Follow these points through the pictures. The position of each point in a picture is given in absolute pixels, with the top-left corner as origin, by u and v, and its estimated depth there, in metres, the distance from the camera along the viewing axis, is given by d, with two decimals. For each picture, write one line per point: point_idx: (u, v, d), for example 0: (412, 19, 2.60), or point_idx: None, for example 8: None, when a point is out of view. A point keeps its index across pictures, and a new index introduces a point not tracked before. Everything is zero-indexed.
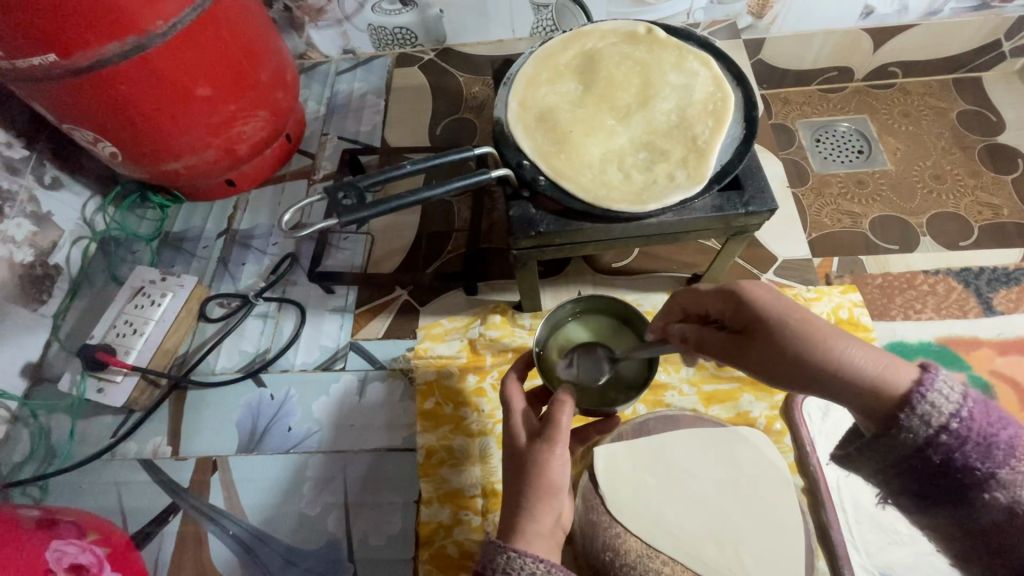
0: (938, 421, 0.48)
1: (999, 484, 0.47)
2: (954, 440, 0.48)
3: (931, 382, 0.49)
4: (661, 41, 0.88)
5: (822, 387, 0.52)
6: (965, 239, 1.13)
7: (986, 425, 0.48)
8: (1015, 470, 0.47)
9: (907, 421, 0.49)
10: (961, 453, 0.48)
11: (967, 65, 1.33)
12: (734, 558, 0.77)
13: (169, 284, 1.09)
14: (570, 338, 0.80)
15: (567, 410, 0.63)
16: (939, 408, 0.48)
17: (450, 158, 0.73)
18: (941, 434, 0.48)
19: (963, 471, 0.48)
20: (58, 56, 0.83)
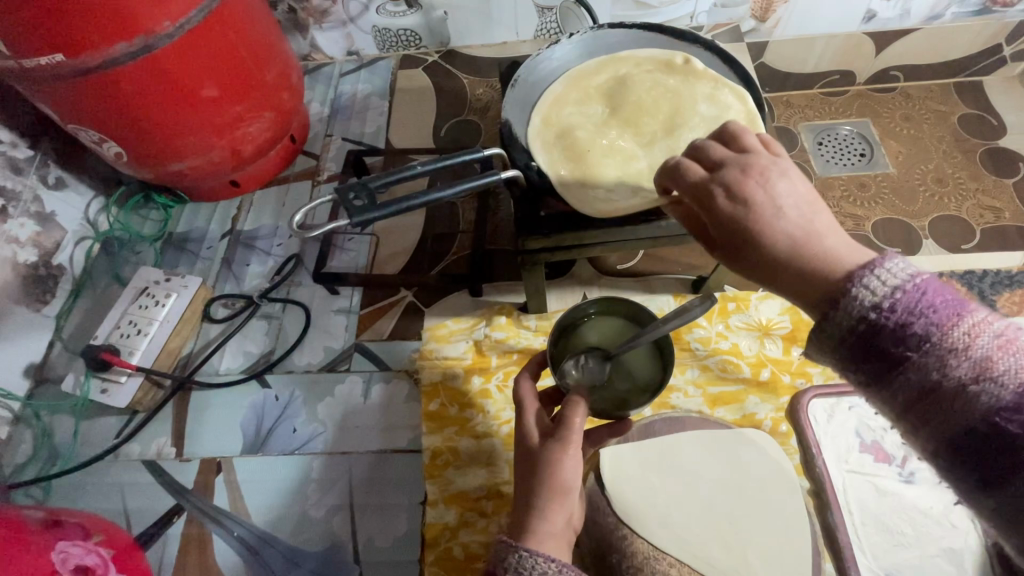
0: (874, 303, 0.40)
1: (916, 368, 0.38)
2: (866, 325, 0.40)
3: (880, 265, 0.41)
4: (698, 72, 0.85)
5: (780, 274, 0.46)
6: (968, 242, 1.13)
7: (929, 303, 0.39)
8: (945, 349, 0.38)
9: (851, 297, 0.41)
10: (897, 330, 0.39)
11: (968, 69, 1.33)
12: (741, 559, 0.77)
13: (173, 284, 1.09)
14: (583, 339, 0.80)
15: (581, 409, 0.62)
16: (878, 289, 0.40)
17: (460, 160, 0.74)
18: (872, 314, 0.40)
19: (883, 351, 0.39)
20: (66, 56, 0.83)
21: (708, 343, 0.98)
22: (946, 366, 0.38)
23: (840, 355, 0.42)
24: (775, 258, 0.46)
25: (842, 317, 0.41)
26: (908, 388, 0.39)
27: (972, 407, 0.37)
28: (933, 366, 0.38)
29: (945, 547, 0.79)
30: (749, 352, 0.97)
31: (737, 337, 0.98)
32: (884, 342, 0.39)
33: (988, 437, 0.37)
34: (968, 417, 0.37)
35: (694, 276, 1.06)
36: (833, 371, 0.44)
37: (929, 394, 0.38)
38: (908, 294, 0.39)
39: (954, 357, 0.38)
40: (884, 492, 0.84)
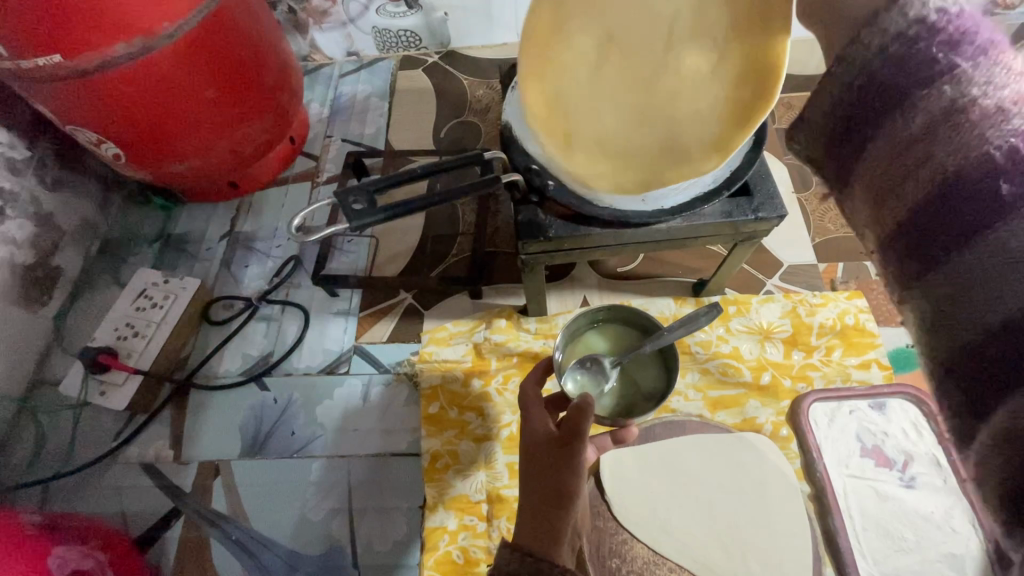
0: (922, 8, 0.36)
1: (949, 82, 0.35)
2: (921, 26, 0.36)
3: None
4: None
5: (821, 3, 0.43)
6: None
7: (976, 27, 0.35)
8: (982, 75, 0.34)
9: (899, 5, 0.37)
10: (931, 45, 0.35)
11: None
12: (742, 564, 0.77)
13: (171, 286, 1.10)
14: (588, 346, 0.80)
15: (588, 415, 0.61)
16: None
17: (459, 163, 0.73)
18: (918, 24, 0.36)
19: (912, 68, 0.36)
20: (64, 57, 0.83)
21: (709, 347, 0.97)
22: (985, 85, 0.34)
23: (863, 77, 0.38)
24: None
25: (888, 20, 0.37)
26: (926, 112, 0.35)
27: (988, 132, 0.33)
28: (960, 88, 0.34)
29: (945, 553, 0.79)
30: (750, 355, 0.96)
31: (738, 341, 0.97)
32: (924, 48, 0.35)
33: (987, 167, 0.33)
34: (970, 151, 0.34)
35: (693, 280, 1.06)
36: (841, 99, 0.39)
37: (942, 120, 0.35)
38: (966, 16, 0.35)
39: (983, 82, 0.34)
40: (885, 497, 0.83)
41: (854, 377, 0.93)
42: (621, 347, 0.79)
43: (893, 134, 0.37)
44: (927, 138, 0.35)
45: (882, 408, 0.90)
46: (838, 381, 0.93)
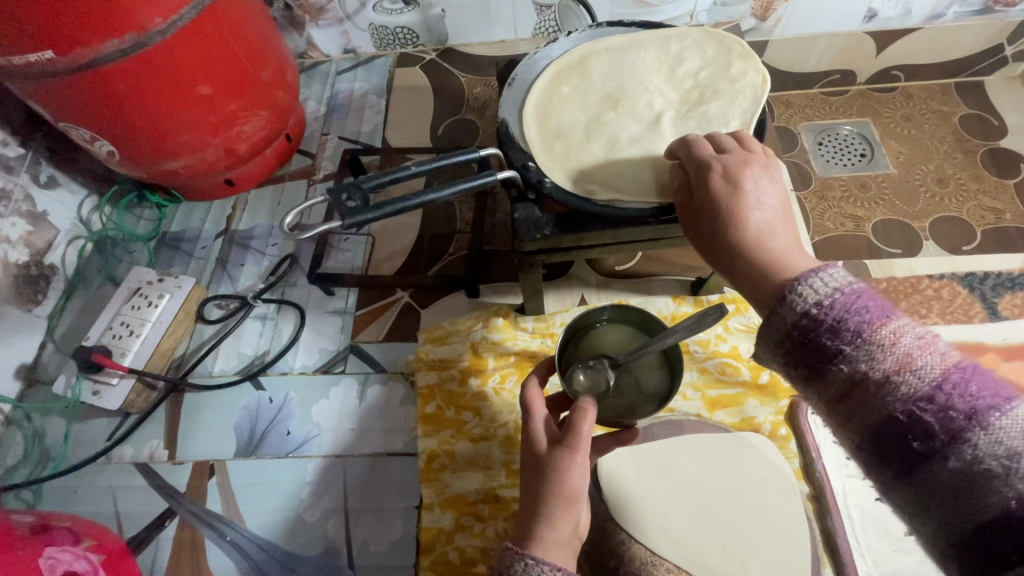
0: (811, 299, 0.46)
1: (847, 358, 0.44)
2: (811, 319, 0.45)
3: (821, 272, 0.47)
4: (674, 47, 0.85)
5: (736, 257, 0.55)
6: (968, 244, 1.12)
7: (856, 305, 0.44)
8: (870, 342, 0.43)
9: (788, 302, 0.47)
10: (821, 326, 0.45)
11: (969, 69, 1.32)
12: (741, 565, 0.76)
13: (166, 284, 1.08)
14: (592, 345, 0.79)
15: (588, 417, 0.61)
16: (815, 288, 0.46)
17: (456, 160, 0.72)
18: (810, 312, 0.46)
19: (819, 345, 0.45)
20: (56, 53, 0.82)
21: (708, 346, 0.97)
22: (873, 360, 0.43)
23: (785, 346, 0.47)
24: (741, 242, 0.54)
25: (786, 310, 0.47)
26: (839, 381, 0.44)
27: (890, 400, 0.42)
28: (861, 359, 0.43)
29: None
30: (749, 354, 0.95)
31: (737, 340, 0.97)
32: (819, 335, 0.45)
33: (907, 427, 0.41)
34: (887, 406, 0.42)
35: (692, 278, 1.05)
36: (780, 354, 0.48)
37: (857, 386, 0.43)
38: (845, 296, 0.45)
39: (878, 352, 0.43)
40: None
41: None
42: (625, 347, 0.78)
43: (828, 389, 0.45)
44: (855, 396, 0.44)
45: None
46: None
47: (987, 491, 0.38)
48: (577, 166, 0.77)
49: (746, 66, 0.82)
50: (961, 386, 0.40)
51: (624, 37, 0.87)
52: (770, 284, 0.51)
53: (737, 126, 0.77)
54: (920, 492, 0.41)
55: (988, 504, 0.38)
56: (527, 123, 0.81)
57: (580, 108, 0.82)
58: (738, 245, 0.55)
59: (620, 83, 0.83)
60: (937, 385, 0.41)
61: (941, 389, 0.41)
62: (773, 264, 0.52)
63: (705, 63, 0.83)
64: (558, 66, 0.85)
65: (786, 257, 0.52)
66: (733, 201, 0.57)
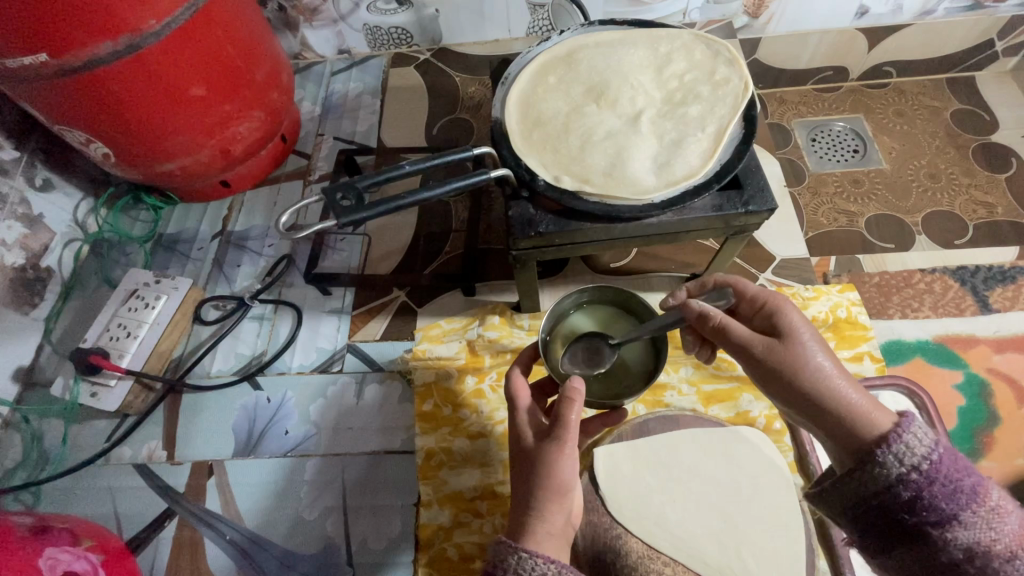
0: (910, 461, 0.52)
1: (964, 524, 0.51)
2: (924, 479, 0.51)
3: (909, 431, 0.53)
4: (665, 46, 0.86)
5: (808, 406, 0.57)
6: (961, 238, 1.13)
7: (953, 470, 0.52)
8: (977, 514, 0.51)
9: (881, 461, 0.53)
10: (929, 493, 0.51)
11: (961, 64, 1.33)
12: (735, 558, 0.77)
13: (163, 286, 1.08)
14: (575, 330, 0.80)
15: (574, 409, 0.61)
16: (913, 448, 0.52)
17: (448, 158, 0.72)
18: (911, 474, 0.52)
19: (931, 509, 0.51)
20: (50, 55, 0.82)
21: None
22: (988, 532, 0.51)
23: (878, 501, 0.53)
24: (813, 394, 0.56)
25: (886, 467, 0.53)
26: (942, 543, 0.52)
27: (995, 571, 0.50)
28: (972, 528, 0.51)
29: None
30: None
31: None
32: (924, 501, 0.51)
33: None
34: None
35: (686, 274, 1.06)
36: (862, 503, 0.55)
37: (973, 555, 0.51)
38: (945, 461, 0.52)
39: (983, 525, 0.51)
40: None
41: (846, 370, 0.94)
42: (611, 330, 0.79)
43: (923, 553, 0.53)
44: (957, 567, 0.51)
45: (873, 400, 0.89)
46: None
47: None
48: (550, 154, 0.78)
49: (731, 71, 0.82)
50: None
51: (617, 35, 0.88)
52: (860, 436, 0.54)
53: (713, 130, 0.77)
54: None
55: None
56: (509, 111, 0.82)
57: (563, 98, 0.83)
58: (812, 397, 0.56)
59: (606, 75, 0.84)
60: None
61: None
62: (854, 417, 0.55)
63: (691, 66, 0.84)
64: (546, 57, 0.86)
65: (863, 404, 0.55)
66: (798, 349, 0.57)
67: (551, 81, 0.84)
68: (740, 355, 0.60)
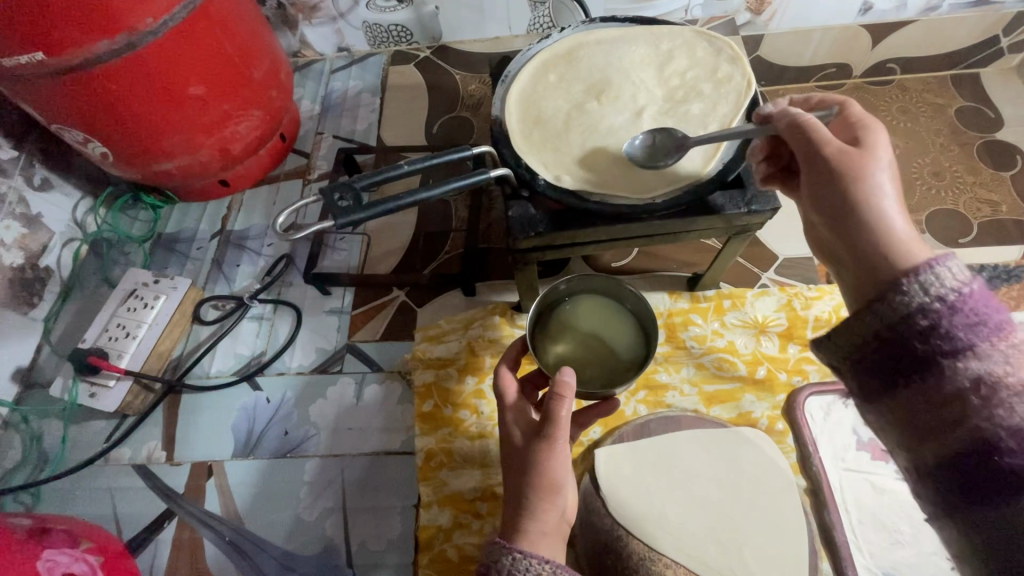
0: (937, 291, 0.43)
1: (977, 355, 0.40)
2: (943, 304, 0.42)
3: (940, 264, 0.44)
4: (667, 43, 0.85)
5: (857, 221, 0.53)
6: (965, 236, 1.12)
7: (982, 307, 0.42)
8: (999, 352, 0.40)
9: (903, 290, 0.44)
10: (949, 322, 0.42)
11: (965, 61, 1.32)
12: (738, 560, 0.76)
13: (162, 286, 1.08)
14: (563, 319, 0.78)
15: (562, 407, 0.60)
16: (942, 280, 0.43)
17: (448, 157, 0.71)
18: (945, 297, 0.42)
19: (944, 338, 0.41)
20: (46, 54, 0.81)
21: (704, 342, 0.97)
22: (1007, 368, 0.39)
23: (887, 328, 0.44)
24: (868, 210, 0.53)
25: (915, 288, 0.44)
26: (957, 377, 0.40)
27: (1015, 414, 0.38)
28: (988, 363, 0.40)
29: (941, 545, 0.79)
30: (745, 350, 0.96)
31: (733, 335, 0.97)
32: (939, 325, 0.42)
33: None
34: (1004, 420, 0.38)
35: (688, 273, 1.06)
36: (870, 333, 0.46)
37: (980, 388, 0.39)
38: (982, 296, 0.42)
39: (1006, 362, 0.40)
40: (881, 490, 0.84)
41: None
42: (601, 317, 0.78)
43: (928, 394, 0.42)
44: (959, 403, 0.40)
45: None
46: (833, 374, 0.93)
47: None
48: (550, 153, 0.77)
49: (734, 68, 0.81)
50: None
51: (618, 32, 0.87)
52: (893, 258, 0.49)
53: (715, 129, 0.76)
54: (991, 522, 0.38)
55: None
56: (509, 110, 0.81)
57: (564, 96, 0.82)
58: (866, 214, 0.53)
59: (607, 72, 0.83)
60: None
61: None
62: (897, 244, 0.50)
63: (693, 63, 0.83)
64: (547, 55, 0.85)
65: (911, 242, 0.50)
66: (877, 173, 0.55)
67: (552, 79, 0.84)
68: (808, 166, 0.59)
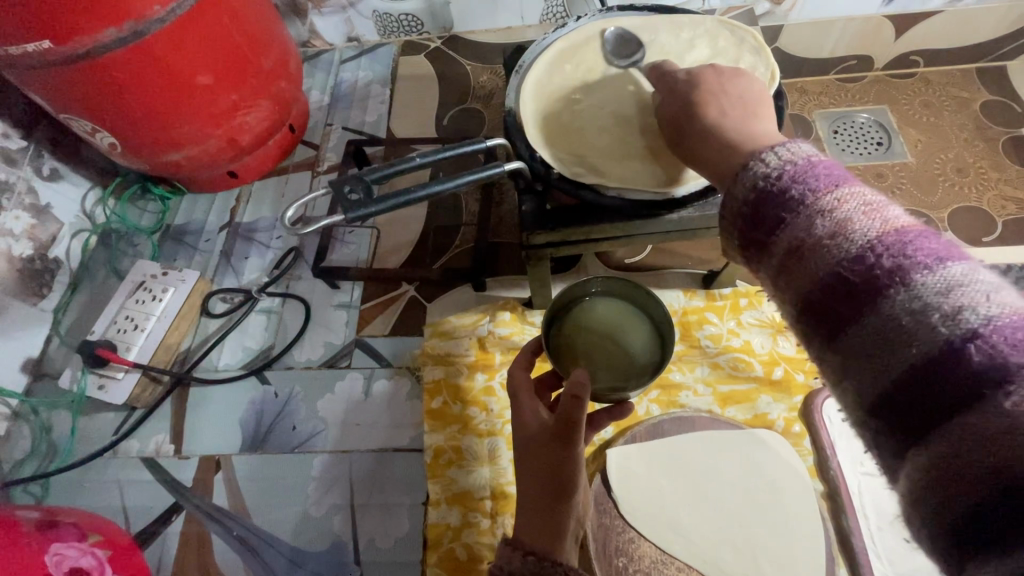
0: (772, 165, 0.42)
1: (790, 224, 0.39)
2: (758, 191, 0.41)
3: (785, 145, 0.43)
4: (688, 32, 0.82)
5: (699, 136, 0.55)
6: (988, 235, 1.09)
7: (803, 173, 0.40)
8: (808, 208, 0.38)
9: (750, 168, 0.43)
10: (773, 197, 0.40)
11: (991, 53, 1.28)
12: (751, 564, 0.75)
13: (170, 278, 1.07)
14: (576, 317, 0.76)
15: (580, 407, 0.58)
16: (780, 154, 0.42)
17: (460, 150, 0.70)
18: (762, 181, 0.42)
19: (768, 217, 0.40)
20: (53, 42, 0.80)
21: (719, 341, 0.95)
22: (812, 225, 0.38)
23: (732, 220, 0.44)
24: (708, 128, 0.54)
25: (740, 187, 0.44)
26: (783, 247, 0.40)
27: (823, 263, 0.37)
28: (802, 223, 0.38)
29: None
30: (762, 349, 0.93)
31: (749, 335, 0.95)
32: (767, 203, 0.41)
33: (839, 290, 0.36)
34: (822, 271, 0.37)
35: (704, 270, 1.04)
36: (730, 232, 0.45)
37: (797, 250, 0.39)
38: (798, 166, 0.40)
39: (815, 215, 0.38)
40: None
41: None
42: (616, 317, 0.76)
43: (773, 265, 0.41)
44: (790, 263, 0.39)
45: None
46: None
47: (933, 356, 0.32)
48: (566, 146, 0.75)
49: (756, 59, 0.79)
50: (903, 240, 0.35)
51: (637, 21, 0.84)
52: (738, 147, 0.49)
53: None
54: (847, 365, 0.37)
55: (914, 364, 0.33)
56: (524, 102, 0.79)
57: (581, 88, 0.80)
58: (705, 127, 0.55)
59: (626, 62, 0.80)
60: (871, 245, 0.36)
61: (874, 250, 0.35)
62: (746, 138, 0.50)
63: (714, 53, 0.81)
64: (562, 45, 0.83)
65: (760, 133, 0.51)
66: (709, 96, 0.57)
67: (568, 69, 0.81)
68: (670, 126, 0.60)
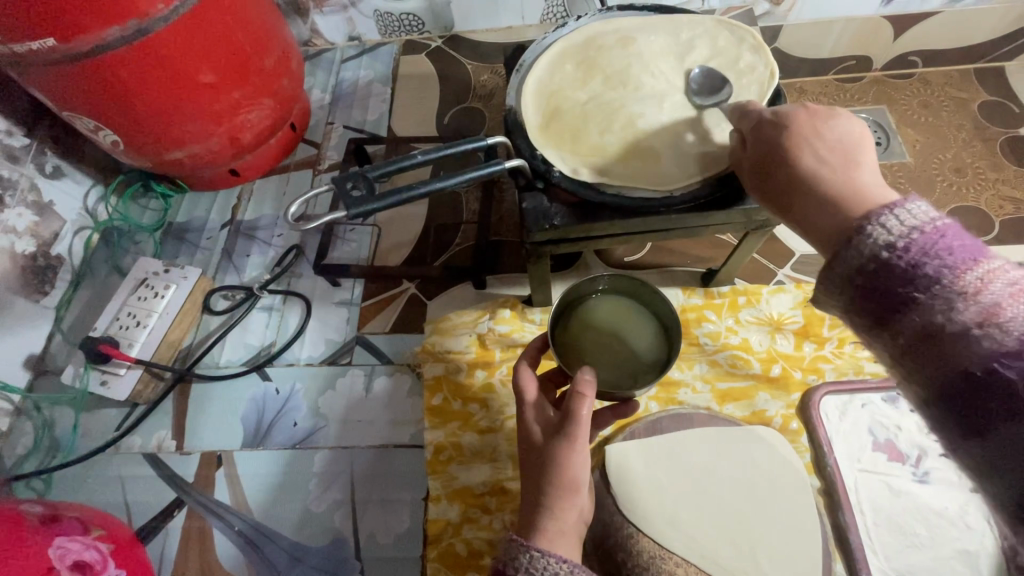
0: (894, 234, 0.43)
1: (919, 307, 0.41)
2: (874, 262, 0.43)
3: (899, 208, 0.44)
4: (688, 32, 0.83)
5: (794, 191, 0.56)
6: (986, 235, 1.10)
7: (938, 249, 0.41)
8: (943, 290, 0.39)
9: (867, 233, 0.45)
10: (908, 269, 0.41)
11: (989, 54, 1.29)
12: (750, 559, 0.75)
13: (172, 276, 1.07)
14: (581, 316, 0.77)
15: (587, 403, 0.59)
16: (900, 221, 0.43)
17: (461, 148, 0.70)
18: (887, 250, 0.43)
19: (896, 292, 0.42)
20: (57, 40, 0.81)
21: (718, 339, 0.96)
22: (949, 312, 0.39)
23: (850, 286, 0.45)
24: (792, 178, 0.56)
25: (854, 253, 0.45)
26: (914, 326, 0.41)
27: (971, 352, 0.37)
28: (937, 305, 0.40)
29: (959, 549, 0.78)
30: (760, 347, 0.94)
31: (747, 333, 0.96)
32: (892, 278, 0.42)
33: (982, 384, 0.37)
34: (966, 363, 0.38)
35: (703, 268, 1.04)
36: (842, 294, 0.46)
37: (931, 335, 0.40)
38: (926, 235, 0.42)
39: (952, 300, 0.39)
40: (898, 492, 0.82)
41: (866, 370, 0.93)
42: (620, 315, 0.77)
43: (900, 337, 0.42)
44: (929, 345, 0.40)
45: (894, 401, 0.88)
46: (850, 373, 0.92)
47: None
48: (567, 145, 0.76)
49: (755, 59, 0.79)
50: None
51: (637, 21, 0.85)
52: (841, 210, 0.51)
53: None
54: (989, 454, 0.37)
55: None
56: (525, 101, 0.80)
57: (582, 87, 0.80)
58: (796, 180, 0.56)
59: (627, 61, 0.81)
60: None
61: None
62: (844, 195, 0.52)
63: (714, 53, 0.81)
64: (563, 45, 0.84)
65: (863, 189, 0.51)
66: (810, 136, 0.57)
67: (569, 68, 0.82)
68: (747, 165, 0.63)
